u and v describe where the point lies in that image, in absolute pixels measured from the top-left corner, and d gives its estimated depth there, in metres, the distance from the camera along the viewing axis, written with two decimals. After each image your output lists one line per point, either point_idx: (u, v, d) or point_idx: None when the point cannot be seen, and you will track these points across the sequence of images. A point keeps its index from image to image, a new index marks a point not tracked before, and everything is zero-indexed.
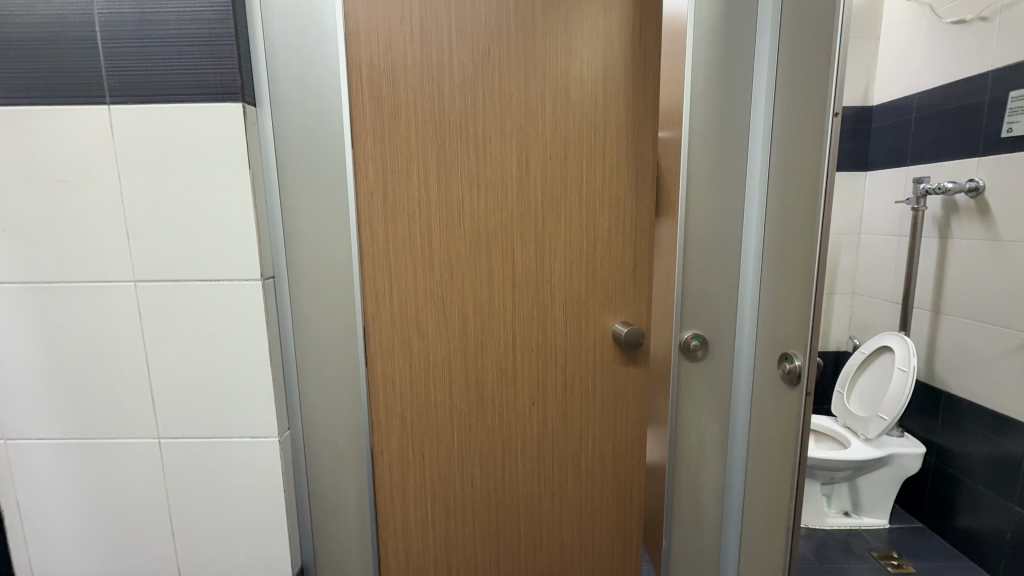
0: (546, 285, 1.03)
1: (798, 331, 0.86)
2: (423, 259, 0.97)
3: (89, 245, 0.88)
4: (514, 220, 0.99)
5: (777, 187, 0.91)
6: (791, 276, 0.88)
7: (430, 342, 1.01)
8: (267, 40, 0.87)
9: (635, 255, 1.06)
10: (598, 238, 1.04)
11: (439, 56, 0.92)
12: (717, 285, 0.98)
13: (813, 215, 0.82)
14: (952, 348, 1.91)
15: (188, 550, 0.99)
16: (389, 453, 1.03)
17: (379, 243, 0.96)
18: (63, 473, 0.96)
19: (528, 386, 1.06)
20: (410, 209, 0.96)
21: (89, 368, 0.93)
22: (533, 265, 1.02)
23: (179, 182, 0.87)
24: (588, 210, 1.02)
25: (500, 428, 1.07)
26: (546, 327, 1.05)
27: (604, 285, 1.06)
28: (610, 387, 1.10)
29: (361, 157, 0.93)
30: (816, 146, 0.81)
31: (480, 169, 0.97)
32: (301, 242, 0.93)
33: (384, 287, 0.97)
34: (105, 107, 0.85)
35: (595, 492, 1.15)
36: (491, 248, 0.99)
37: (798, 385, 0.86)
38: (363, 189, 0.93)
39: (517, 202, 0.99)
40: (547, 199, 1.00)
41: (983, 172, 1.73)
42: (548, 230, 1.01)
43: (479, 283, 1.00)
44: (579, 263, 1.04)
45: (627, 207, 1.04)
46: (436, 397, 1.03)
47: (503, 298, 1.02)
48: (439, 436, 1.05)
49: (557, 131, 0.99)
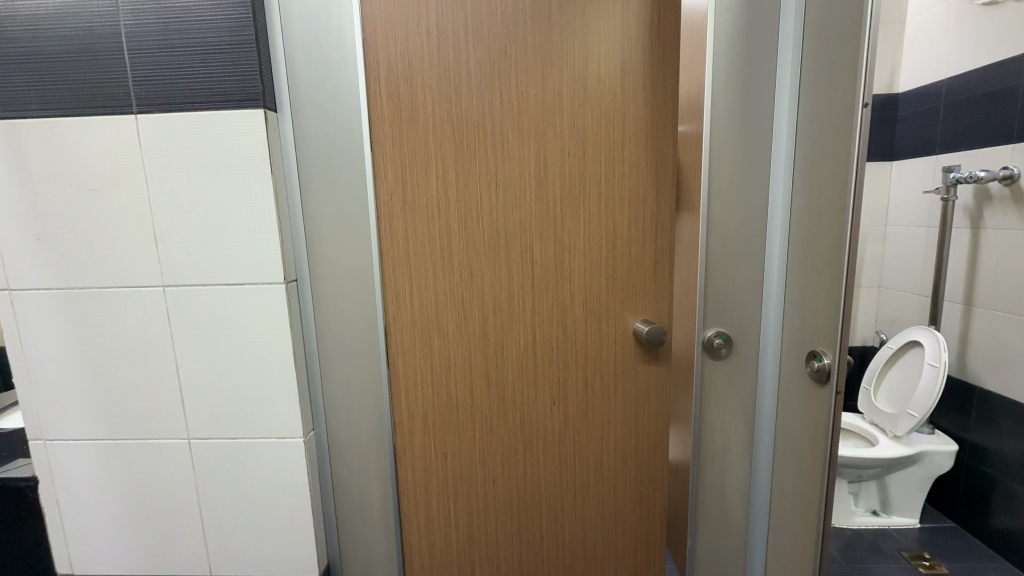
0: (566, 284, 1.02)
1: (827, 328, 0.84)
2: (442, 259, 0.97)
3: (120, 251, 0.91)
4: (534, 219, 0.99)
5: (803, 182, 0.89)
6: (818, 271, 0.86)
7: (449, 343, 1.01)
8: (288, 46, 0.88)
9: (656, 253, 1.05)
10: (618, 235, 1.03)
11: (456, 56, 0.92)
12: (741, 281, 0.96)
13: (842, 208, 0.80)
14: (986, 342, 1.84)
15: (219, 547, 1.02)
16: (412, 452, 1.04)
17: (399, 244, 0.96)
18: (100, 472, 1.00)
19: (549, 385, 1.06)
20: (429, 210, 0.96)
21: (123, 370, 0.95)
22: (552, 264, 1.01)
23: (205, 188, 0.88)
24: (607, 207, 1.01)
25: (521, 427, 1.07)
26: (566, 326, 1.04)
27: (625, 284, 1.05)
28: (632, 386, 1.09)
29: (381, 160, 0.93)
30: (845, 137, 0.79)
31: (497, 169, 0.96)
32: (323, 245, 0.94)
33: (404, 288, 0.97)
34: (133, 116, 0.87)
35: (618, 490, 1.15)
36: (510, 247, 0.99)
37: (828, 383, 0.83)
38: (383, 191, 0.94)
39: (535, 200, 0.98)
40: (566, 197, 1.00)
41: (1018, 159, 1.66)
42: (567, 228, 1.00)
43: (499, 283, 1.00)
44: (599, 260, 1.03)
45: (646, 202, 1.03)
46: (457, 396, 1.03)
47: (523, 297, 1.01)
48: (461, 435, 1.05)
49: (575, 128, 0.98)
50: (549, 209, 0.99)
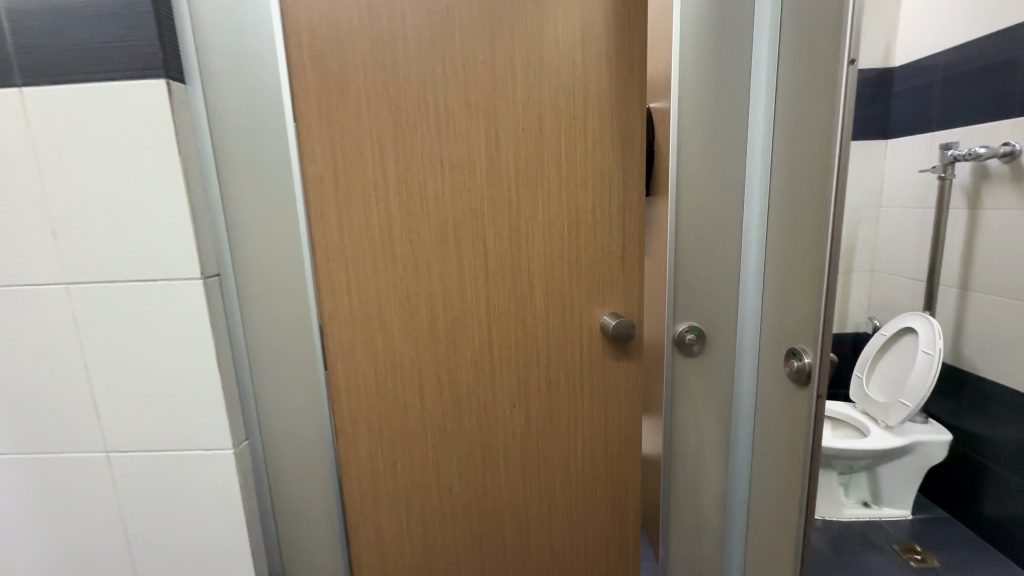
0: (523, 275, 0.92)
1: (807, 323, 0.74)
2: (384, 250, 0.87)
3: (15, 245, 0.80)
4: (485, 201, 0.89)
5: (782, 157, 0.78)
6: (797, 258, 0.76)
7: (396, 342, 0.91)
8: (194, 9, 0.77)
9: (624, 240, 0.95)
10: (580, 219, 0.93)
11: (392, 20, 0.81)
12: (716, 270, 0.86)
13: (821, 187, 0.70)
14: (981, 328, 1.77)
15: (148, 567, 0.93)
16: (357, 463, 0.94)
17: (332, 233, 0.85)
18: (13, 489, 0.90)
19: (508, 385, 0.97)
20: (366, 195, 0.85)
21: (30, 378, 0.86)
22: (506, 251, 0.91)
23: (106, 172, 0.78)
24: (568, 188, 0.91)
25: (479, 431, 0.98)
26: (525, 322, 0.94)
27: (588, 273, 0.95)
28: (600, 385, 1.00)
29: (308, 139, 0.82)
30: (827, 108, 0.68)
31: (443, 147, 0.86)
32: (247, 237, 0.84)
33: (341, 283, 0.87)
34: (17, 90, 0.76)
35: (587, 496, 1.06)
36: (461, 235, 0.89)
37: (809, 385, 0.74)
38: (311, 172, 0.83)
39: (484, 180, 0.88)
40: (519, 177, 0.89)
41: (1019, 135, 1.62)
42: (525, 213, 0.90)
43: (447, 274, 0.90)
44: (561, 249, 0.93)
45: (611, 182, 0.93)
46: (406, 400, 0.94)
47: (476, 291, 0.91)
48: (412, 442, 0.96)
49: (530, 101, 0.87)
50: (502, 191, 0.89)
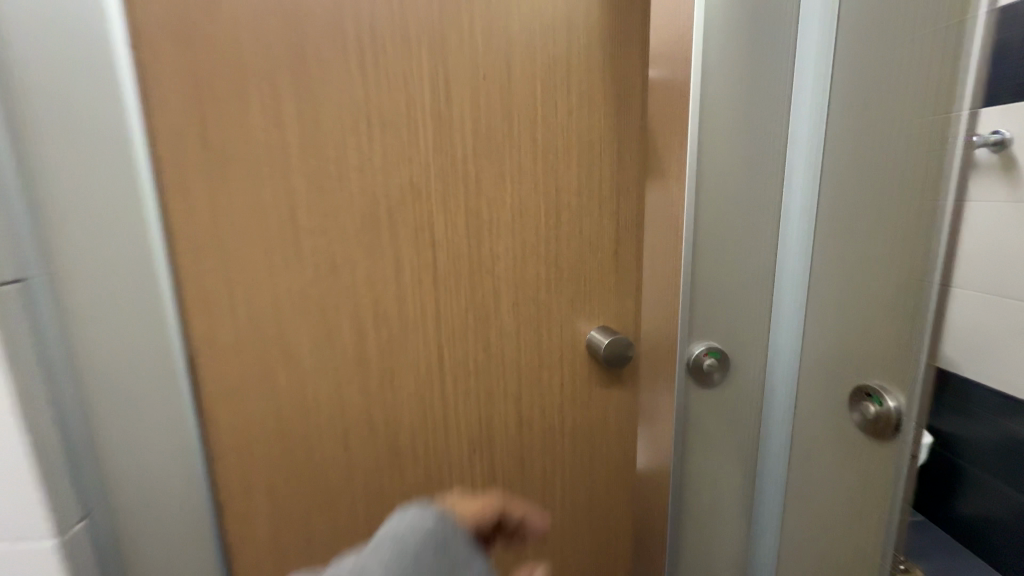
0: (487, 280, 0.68)
1: (894, 352, 0.59)
2: (284, 246, 0.61)
3: None
4: (432, 178, 0.63)
5: (840, 137, 0.60)
6: (870, 267, 0.60)
7: (306, 375, 0.65)
8: None
9: (618, 233, 0.72)
10: (562, 204, 0.69)
11: None
12: (741, 279, 0.67)
13: (923, 195, 0.55)
14: None
15: None
16: (254, 539, 0.68)
17: (203, 221, 0.58)
18: None
19: (466, 425, 0.73)
20: (254, 167, 0.58)
21: None
22: (463, 248, 0.66)
23: None
24: (547, 163, 0.67)
25: (427, 486, 0.73)
26: (488, 342, 0.70)
27: (571, 277, 0.72)
28: (584, 418, 0.78)
29: (154, 79, 0.53)
30: (939, 96, 0.53)
31: (369, 101, 0.59)
32: (60, 225, 0.54)
33: (219, 294, 0.60)
34: None
35: (566, 564, 0.82)
36: (398, 225, 0.63)
37: (900, 434, 0.59)
38: (164, 130, 0.55)
39: (431, 149, 0.63)
40: (480, 145, 0.64)
41: (1011, 121, 1.50)
42: (489, 195, 0.66)
43: (379, 278, 0.64)
44: (537, 244, 0.69)
45: (602, 156, 0.69)
46: (323, 452, 0.68)
47: (421, 302, 0.66)
48: (333, 507, 0.70)
49: (494, 40, 0.62)
50: (455, 164, 0.64)
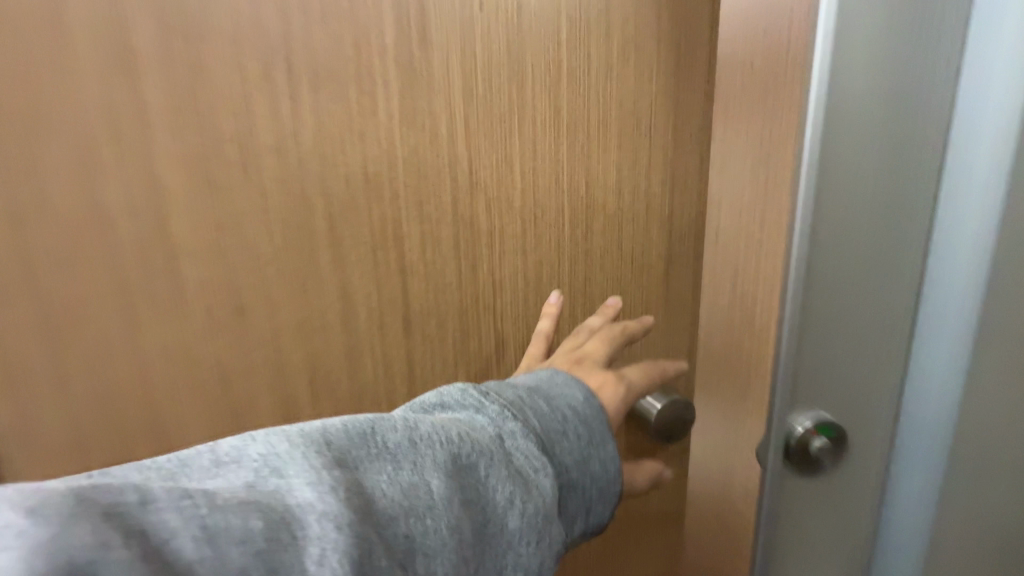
0: (482, 331, 0.46)
1: None
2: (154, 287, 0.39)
3: None
4: (398, 169, 0.40)
5: None
6: None
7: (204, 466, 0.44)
8: None
9: (669, 259, 0.50)
10: (594, 207, 0.47)
11: None
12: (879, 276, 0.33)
13: None
14: None
15: None
16: None
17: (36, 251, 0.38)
18: None
19: None
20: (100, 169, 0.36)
21: None
22: (445, 275, 0.43)
23: None
24: (573, 147, 0.45)
25: None
26: None
27: (604, 312, 0.49)
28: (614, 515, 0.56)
29: None
30: None
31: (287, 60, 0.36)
32: None
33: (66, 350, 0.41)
34: None
35: None
36: (339, 255, 0.40)
37: None
38: None
39: (394, 124, 0.39)
40: (472, 117, 0.41)
41: None
42: (482, 207, 0.43)
43: (315, 321, 0.41)
44: (552, 275, 0.47)
45: (653, 135, 0.47)
46: None
47: (379, 369, 0.44)
48: None
49: None
50: (433, 148, 0.41)
